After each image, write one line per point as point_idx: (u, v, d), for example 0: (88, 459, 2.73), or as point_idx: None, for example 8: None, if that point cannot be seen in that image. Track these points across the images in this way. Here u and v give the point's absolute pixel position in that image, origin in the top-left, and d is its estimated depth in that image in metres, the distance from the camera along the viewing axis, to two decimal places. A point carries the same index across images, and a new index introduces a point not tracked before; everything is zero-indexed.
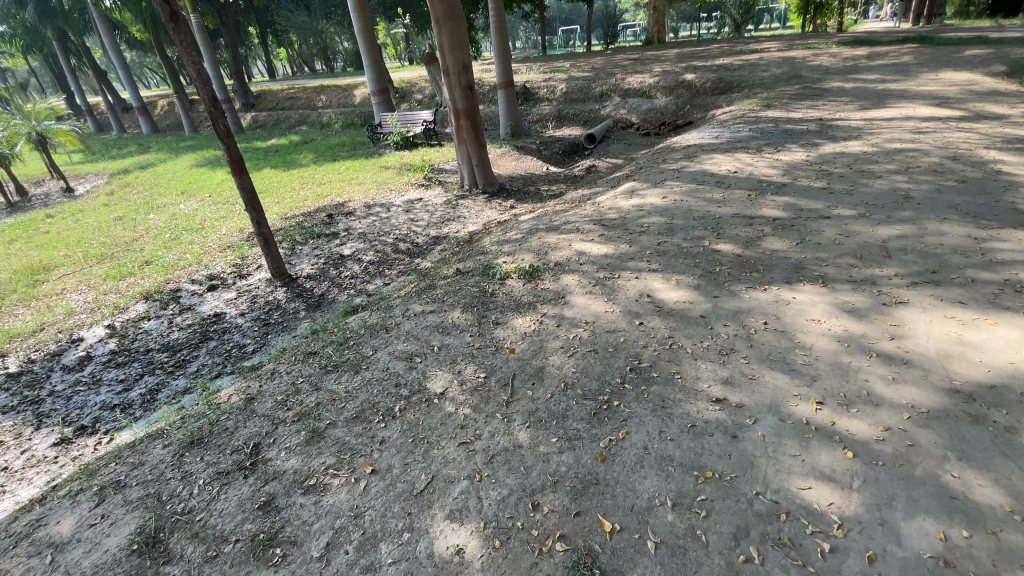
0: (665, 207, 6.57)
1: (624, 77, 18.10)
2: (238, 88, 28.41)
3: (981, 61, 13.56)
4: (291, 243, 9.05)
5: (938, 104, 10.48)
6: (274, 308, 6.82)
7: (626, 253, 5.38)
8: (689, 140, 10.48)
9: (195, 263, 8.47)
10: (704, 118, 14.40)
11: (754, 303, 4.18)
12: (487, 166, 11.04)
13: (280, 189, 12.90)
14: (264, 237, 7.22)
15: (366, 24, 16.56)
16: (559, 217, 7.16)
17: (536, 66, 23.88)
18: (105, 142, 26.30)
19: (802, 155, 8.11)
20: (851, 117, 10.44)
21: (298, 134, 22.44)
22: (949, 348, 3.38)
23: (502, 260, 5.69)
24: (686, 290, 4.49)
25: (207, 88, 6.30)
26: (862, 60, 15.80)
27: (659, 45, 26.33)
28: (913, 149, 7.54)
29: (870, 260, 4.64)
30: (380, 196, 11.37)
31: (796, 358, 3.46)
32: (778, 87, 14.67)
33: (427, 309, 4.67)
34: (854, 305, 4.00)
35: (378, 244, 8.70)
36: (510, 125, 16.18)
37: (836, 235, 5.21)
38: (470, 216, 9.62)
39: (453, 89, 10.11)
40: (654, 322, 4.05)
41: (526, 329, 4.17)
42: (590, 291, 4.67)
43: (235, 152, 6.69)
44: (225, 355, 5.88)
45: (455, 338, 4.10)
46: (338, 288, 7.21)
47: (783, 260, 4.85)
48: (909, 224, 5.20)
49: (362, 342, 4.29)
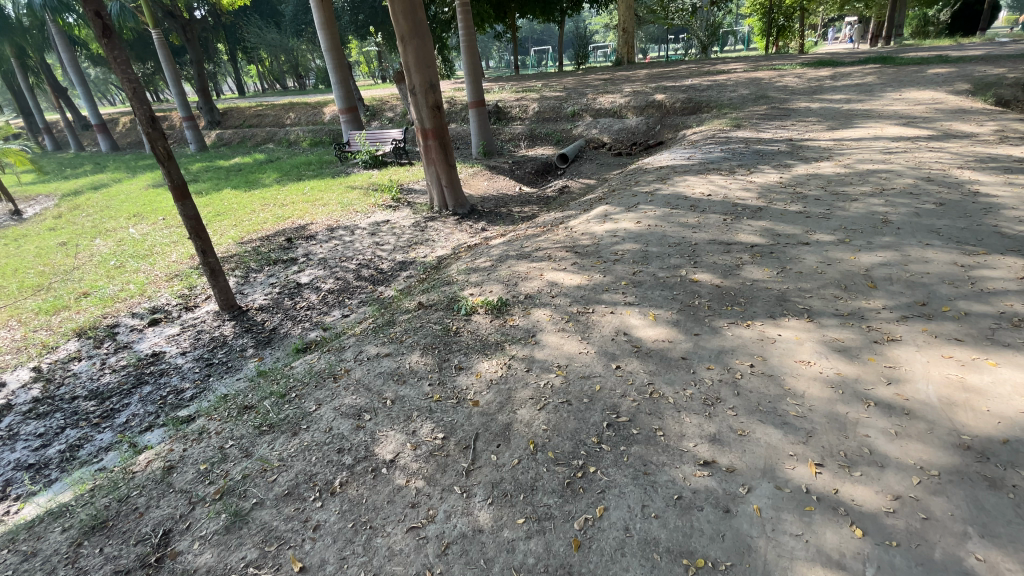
0: (639, 233, 6.28)
1: (596, 97, 18.13)
2: (204, 105, 27.60)
3: (942, 81, 13.94)
4: (245, 271, 8.45)
5: (905, 123, 10.63)
6: (219, 346, 6.23)
7: (600, 284, 5.03)
8: (661, 160, 10.36)
9: (137, 295, 7.76)
10: (675, 138, 14.44)
11: (739, 342, 3.86)
12: (456, 187, 10.67)
13: (240, 211, 12.26)
14: (210, 267, 6.64)
15: (334, 42, 16.16)
16: (530, 243, 6.79)
17: (509, 85, 23.84)
18: (59, 161, 25.02)
19: (776, 177, 7.99)
20: (820, 137, 10.50)
21: (263, 153, 21.73)
22: (952, 395, 3.10)
23: (468, 291, 5.26)
24: (665, 327, 4.14)
25: (144, 108, 5.74)
26: (826, 80, 16.17)
27: (630, 66, 26.76)
28: (886, 170, 7.51)
29: (856, 291, 4.41)
30: (345, 218, 10.86)
31: (787, 409, 3.13)
32: (747, 107, 14.84)
33: (382, 351, 4.20)
34: (845, 343, 3.73)
35: (339, 271, 8.18)
36: (481, 145, 15.93)
37: (818, 263, 4.98)
38: (439, 239, 9.21)
39: (419, 108, 9.75)
40: (632, 366, 3.67)
41: (491, 374, 3.73)
42: (561, 328, 4.28)
43: (178, 177, 6.13)
44: (160, 403, 5.24)
45: (411, 388, 3.63)
46: (292, 320, 6.67)
47: (764, 291, 4.58)
48: (892, 251, 5.01)
49: (304, 395, 3.80)
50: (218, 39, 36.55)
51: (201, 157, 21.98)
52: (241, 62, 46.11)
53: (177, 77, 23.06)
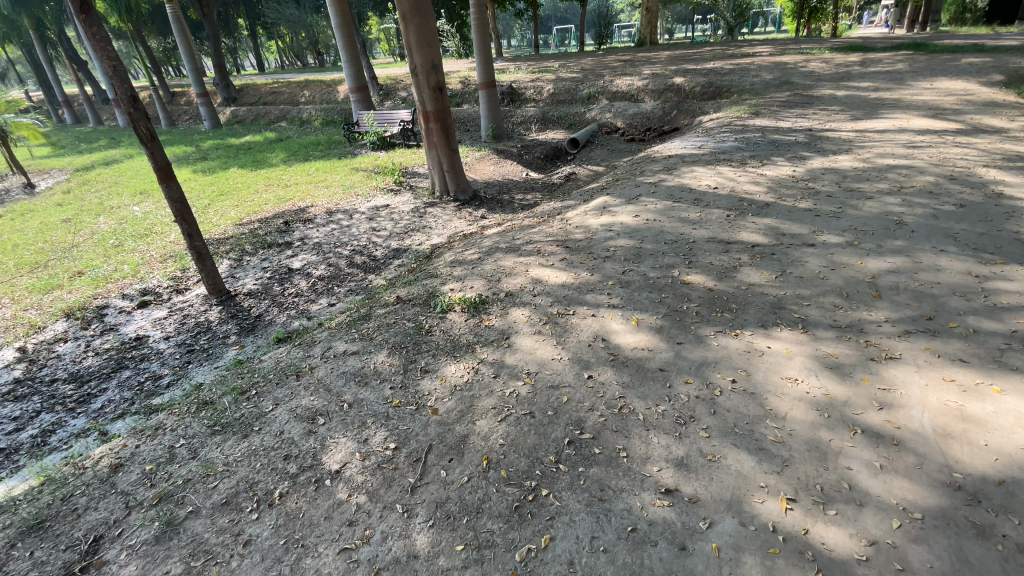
0: (635, 228, 5.97)
1: (612, 79, 17.50)
2: (219, 81, 27.57)
3: (979, 70, 13.11)
4: (239, 253, 8.37)
5: (934, 115, 10.02)
6: (203, 332, 6.18)
7: (586, 283, 4.78)
8: (670, 149, 9.94)
9: (130, 276, 7.74)
10: (690, 124, 13.89)
11: (724, 354, 3.59)
12: (459, 172, 10.40)
13: (243, 191, 12.20)
14: (197, 251, 6.55)
15: (344, 18, 15.79)
16: (523, 235, 6.54)
17: (525, 65, 23.24)
18: (77, 136, 25.30)
19: (789, 170, 7.55)
20: (841, 127, 9.96)
21: (275, 131, 21.65)
22: (948, 425, 2.83)
23: (449, 286, 5.05)
24: (647, 333, 3.89)
25: (124, 86, 5.60)
26: (854, 67, 15.34)
27: (652, 47, 25.86)
28: (906, 166, 7.04)
29: (858, 300, 4.09)
30: (345, 201, 10.70)
31: (765, 433, 2.88)
32: (768, 93, 14.19)
33: (350, 349, 4.04)
34: (839, 360, 3.44)
35: (332, 256, 8.04)
36: (491, 128, 15.57)
37: (820, 267, 4.65)
38: (436, 226, 9.01)
39: (421, 90, 9.47)
40: (606, 376, 3.44)
41: (457, 379, 3.53)
42: (538, 331, 4.05)
43: (162, 158, 6.00)
44: (135, 390, 5.23)
45: (370, 392, 3.46)
46: (278, 307, 6.58)
47: (759, 296, 4.30)
48: (902, 257, 4.64)
49: (263, 394, 3.69)
50: (236, 13, 36.29)
51: (214, 135, 21.98)
52: (260, 37, 45.83)
53: (191, 53, 22.96)
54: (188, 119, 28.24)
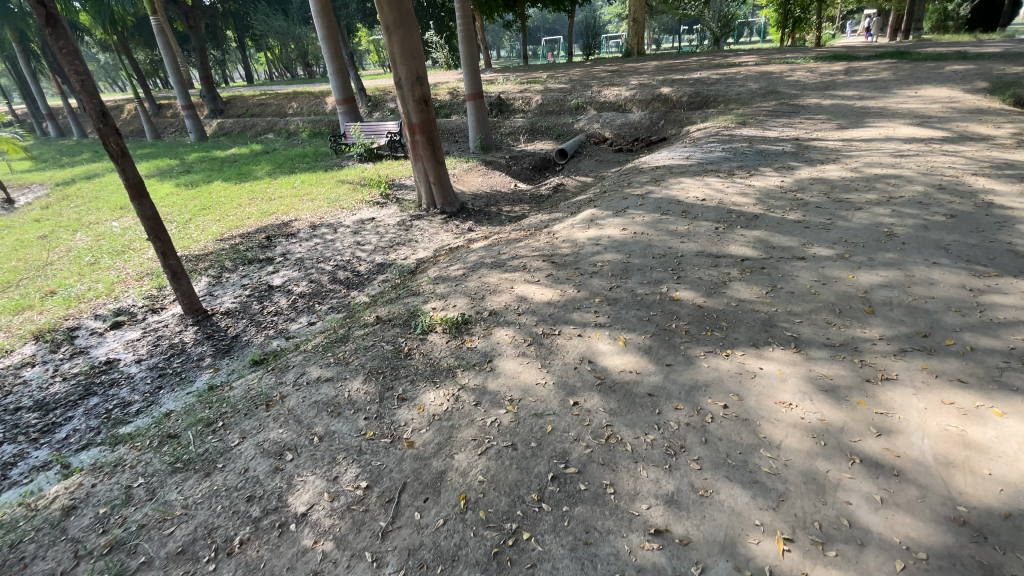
0: (623, 241, 5.84)
1: (600, 90, 17.53)
2: (206, 94, 27.34)
3: (962, 78, 13.25)
4: (218, 270, 8.14)
5: (919, 123, 10.06)
6: (177, 354, 5.94)
7: (573, 300, 4.63)
8: (658, 160, 9.88)
9: (104, 295, 7.48)
10: (678, 134, 13.90)
11: (715, 377, 3.43)
12: (445, 184, 10.25)
13: (226, 205, 11.98)
14: (172, 270, 6.33)
15: (330, 30, 15.67)
16: (509, 250, 6.38)
17: (514, 76, 23.28)
18: (60, 149, 24.92)
19: (777, 181, 7.49)
20: (828, 136, 9.96)
21: (262, 143, 21.44)
22: (950, 453, 2.70)
23: (431, 304, 4.87)
24: (635, 355, 3.74)
25: (93, 101, 5.39)
26: (839, 76, 15.46)
27: (640, 57, 26.06)
28: (894, 176, 6.99)
29: (851, 317, 3.97)
30: (330, 215, 10.51)
31: (759, 464, 2.73)
32: (755, 103, 14.25)
33: (324, 375, 3.84)
34: (834, 382, 3.31)
35: (314, 272, 7.84)
36: (479, 139, 15.48)
37: (811, 282, 4.54)
38: (422, 239, 8.84)
39: (406, 102, 9.34)
40: (592, 402, 3.27)
41: (435, 407, 3.35)
42: (522, 353, 3.88)
43: (134, 174, 5.80)
44: (103, 418, 4.98)
45: (343, 423, 3.27)
46: (256, 327, 6.36)
47: (750, 313, 4.17)
48: (894, 270, 4.55)
49: (230, 426, 3.49)
50: (223, 26, 36.15)
51: (200, 147, 21.72)
52: (248, 49, 45.66)
53: (177, 65, 22.73)
54: (174, 131, 27.92)
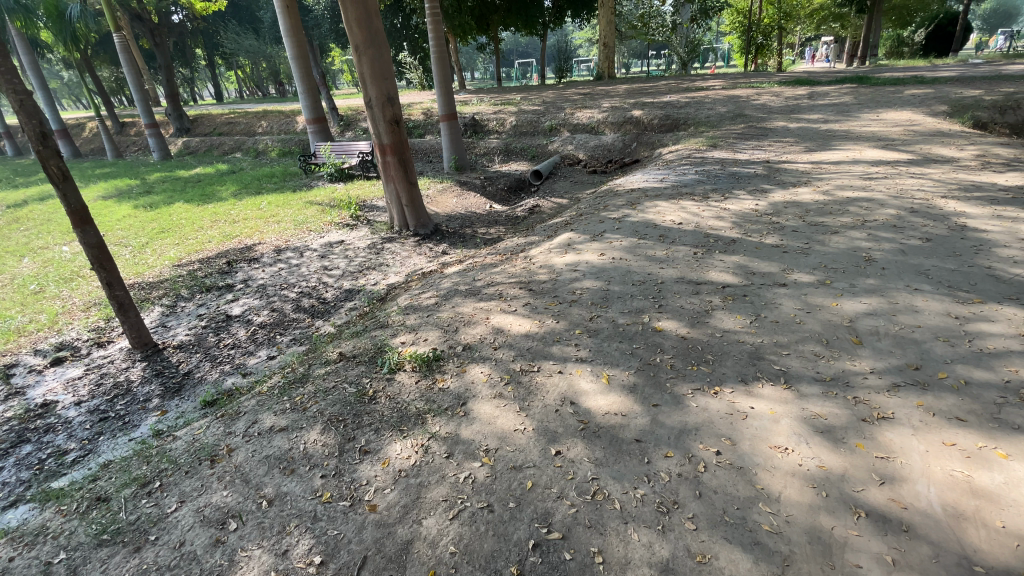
0: (602, 268, 5.64)
1: (573, 111, 17.65)
2: (172, 112, 26.52)
3: (920, 102, 13.79)
4: (173, 298, 7.61)
5: (884, 146, 10.34)
6: (122, 394, 5.40)
7: (552, 331, 4.37)
8: (633, 182, 9.84)
9: (46, 327, 6.83)
10: (651, 156, 14.01)
11: (705, 419, 3.21)
12: (418, 206, 9.97)
13: (187, 227, 11.38)
14: (118, 301, 5.82)
15: (301, 50, 15.35)
16: (483, 276, 6.11)
17: (488, 97, 23.35)
18: (12, 168, 23.63)
19: (752, 204, 7.47)
20: (798, 159, 10.13)
21: (229, 163, 20.77)
22: (958, 503, 2.53)
23: (399, 338, 4.53)
24: (619, 394, 3.48)
25: (31, 121, 4.82)
26: (803, 100, 15.94)
27: (611, 80, 26.58)
28: (867, 198, 7.06)
29: (840, 349, 3.84)
30: (297, 238, 10.06)
31: (760, 520, 2.50)
32: (725, 125, 14.53)
33: (278, 424, 3.48)
34: (829, 422, 3.14)
35: (277, 300, 7.39)
36: (453, 159, 15.29)
37: (796, 310, 4.41)
38: (394, 263, 8.50)
39: (376, 122, 9.09)
40: (576, 451, 3.00)
41: (402, 461, 3.03)
42: (499, 393, 3.58)
43: (76, 199, 5.29)
44: (35, 469, 4.36)
45: (297, 483, 2.93)
46: (211, 362, 5.88)
47: (735, 345, 4.00)
48: (877, 297, 4.48)
49: (168, 487, 3.07)
50: (192, 43, 35.43)
51: (162, 167, 20.89)
52: (217, 67, 44.73)
53: (140, 82, 21.96)
54: (137, 150, 26.89)
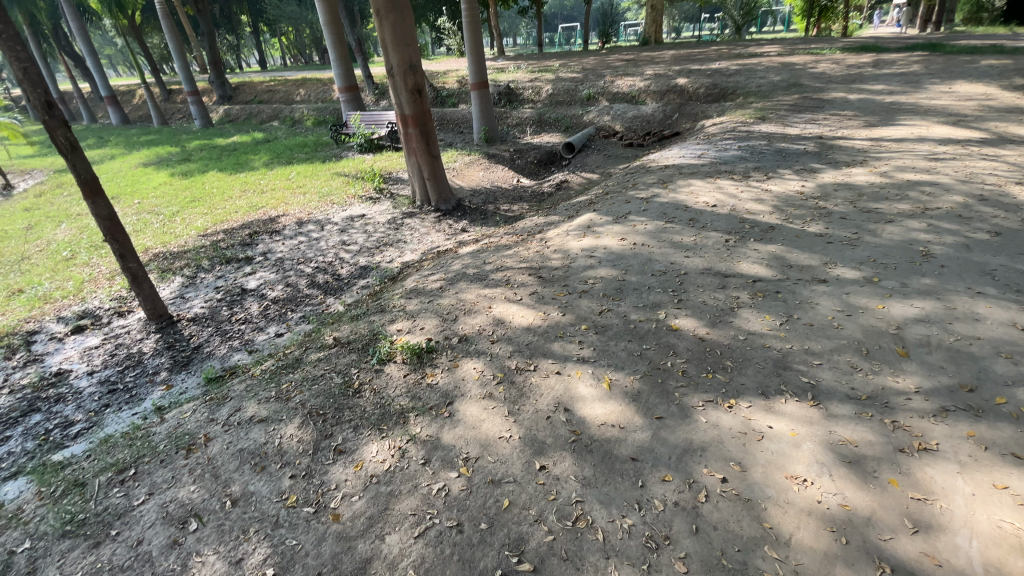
0: (620, 254, 5.22)
1: (613, 80, 16.72)
2: (215, 79, 26.86)
3: (1002, 72, 12.28)
4: (195, 269, 7.70)
5: (955, 122, 9.25)
6: (132, 366, 5.52)
7: (556, 325, 4.05)
8: (668, 158, 9.17)
9: (71, 295, 7.05)
10: (693, 129, 13.10)
11: (714, 438, 2.84)
12: (440, 179, 9.66)
13: (216, 197, 11.53)
14: (132, 273, 5.88)
15: (333, 16, 15.01)
16: (494, 259, 5.80)
17: (525, 64, 22.47)
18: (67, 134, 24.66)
19: (796, 185, 6.77)
20: (855, 135, 9.18)
21: (265, 131, 20.95)
22: (1007, 565, 2.13)
23: (396, 325, 4.30)
24: (619, 402, 3.15)
25: (38, 92, 4.80)
26: (867, 68, 14.46)
27: (657, 46, 25.05)
28: (929, 182, 6.27)
29: (882, 361, 3.37)
30: (319, 210, 9.98)
31: (764, 569, 2.17)
32: (776, 96, 13.40)
33: (259, 414, 3.37)
34: (859, 450, 2.73)
35: (292, 275, 7.34)
36: (483, 130, 14.81)
37: (834, 312, 3.91)
38: (412, 240, 8.30)
39: (398, 92, 8.75)
40: (562, 468, 2.71)
41: (375, 465, 2.83)
42: (489, 394, 3.32)
43: (86, 170, 5.29)
44: (41, 440, 4.53)
45: (265, 483, 2.80)
46: (221, 337, 5.90)
47: (760, 350, 3.57)
48: (932, 301, 3.92)
49: (141, 477, 3.03)
50: (237, 9, 35.57)
51: (202, 135, 21.28)
52: (261, 33, 45.02)
53: (182, 49, 22.20)
54: (181, 118, 27.58)
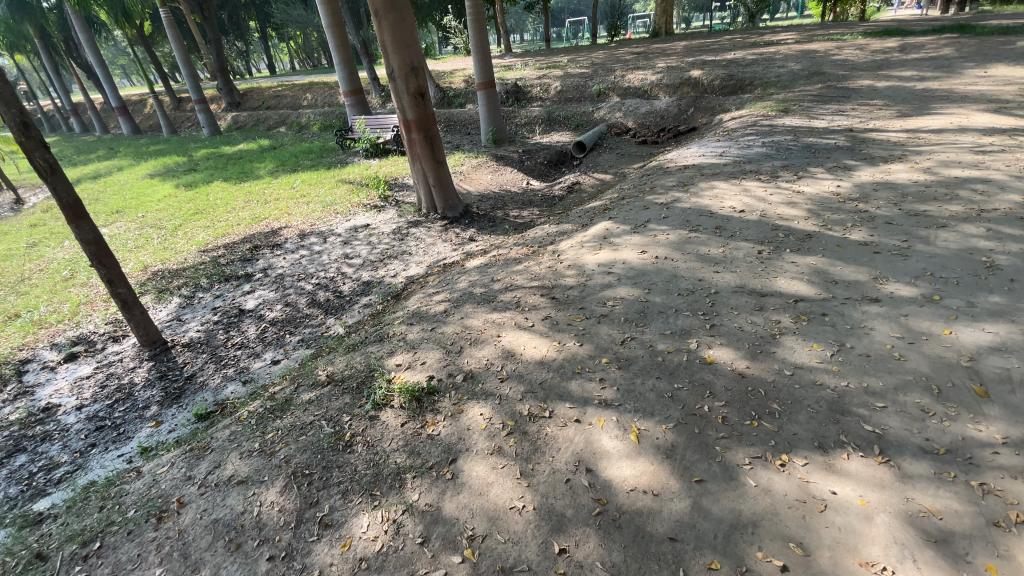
0: (641, 269, 4.75)
1: (624, 74, 16.13)
2: (222, 86, 26.72)
3: None
4: (192, 288, 7.39)
5: (996, 109, 8.57)
6: (123, 398, 5.19)
7: (573, 358, 3.59)
8: (687, 157, 8.63)
9: (66, 319, 6.78)
10: (709, 123, 12.51)
11: (767, 509, 2.37)
12: (446, 185, 9.23)
13: (219, 208, 11.26)
14: (121, 299, 5.56)
15: (336, 18, 14.64)
16: (503, 276, 5.36)
17: (533, 61, 21.93)
18: (78, 147, 24.71)
19: (831, 185, 6.22)
20: (888, 126, 8.55)
21: (271, 138, 20.75)
22: None
23: (396, 359, 3.88)
24: (650, 460, 2.70)
25: (12, 111, 4.46)
26: (893, 53, 13.69)
27: (669, 38, 24.29)
28: (981, 179, 5.69)
29: (959, 404, 2.86)
30: (322, 221, 9.63)
31: None
32: (797, 86, 12.73)
33: (239, 473, 2.98)
34: (946, 525, 2.24)
35: (292, 293, 6.97)
36: (491, 131, 14.36)
37: (893, 339, 3.40)
38: (417, 251, 7.89)
39: (400, 96, 8.34)
40: (585, 552, 2.28)
41: (365, 545, 2.42)
42: (498, 449, 2.87)
43: (68, 194, 4.94)
44: (23, 485, 4.18)
45: (238, 566, 2.42)
46: (215, 365, 5.55)
47: (812, 390, 3.07)
48: (1007, 324, 3.39)
49: (105, 553, 2.68)
50: (244, 15, 35.47)
51: (209, 143, 21.14)
52: (268, 39, 45.01)
53: (188, 57, 22.04)
54: (190, 126, 27.55)
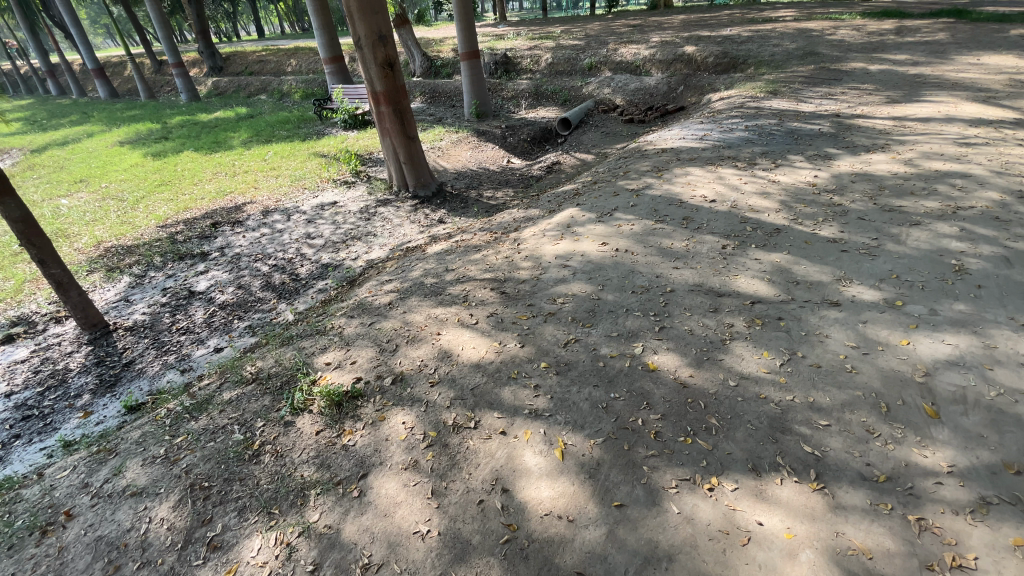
0: (599, 263, 4.50)
1: (616, 48, 15.52)
2: (203, 48, 25.61)
3: None
4: (144, 266, 7.07)
5: (986, 98, 8.27)
6: (55, 385, 4.95)
7: (510, 361, 3.37)
8: (668, 139, 8.29)
9: (8, 298, 6.45)
10: (698, 103, 12.09)
11: (685, 541, 2.21)
12: (418, 163, 8.82)
13: (185, 180, 10.82)
14: (56, 280, 5.25)
15: None
16: (458, 265, 5.10)
17: (526, 31, 21.10)
18: (51, 110, 23.77)
19: (808, 175, 5.95)
20: (876, 112, 8.23)
21: (251, 106, 19.99)
22: None
23: (326, 357, 3.64)
24: (570, 480, 2.52)
25: None
26: (890, 35, 13.22)
27: (667, 11, 23.46)
28: (962, 173, 5.44)
29: (906, 424, 2.69)
30: (288, 197, 9.26)
31: None
32: (790, 66, 12.28)
33: (136, 483, 2.77)
34: (874, 566, 2.08)
35: (246, 274, 6.67)
36: (474, 105, 13.85)
37: (847, 349, 3.21)
38: (382, 232, 7.59)
39: (368, 66, 7.87)
40: None
41: (252, 571, 2.24)
42: (413, 466, 2.67)
43: None
44: None
45: None
46: (156, 351, 5.30)
47: (755, 405, 2.88)
48: (968, 335, 3.20)
49: None
50: None
51: (186, 109, 20.32)
52: None
53: (164, 17, 20.98)
54: (170, 91, 26.56)
